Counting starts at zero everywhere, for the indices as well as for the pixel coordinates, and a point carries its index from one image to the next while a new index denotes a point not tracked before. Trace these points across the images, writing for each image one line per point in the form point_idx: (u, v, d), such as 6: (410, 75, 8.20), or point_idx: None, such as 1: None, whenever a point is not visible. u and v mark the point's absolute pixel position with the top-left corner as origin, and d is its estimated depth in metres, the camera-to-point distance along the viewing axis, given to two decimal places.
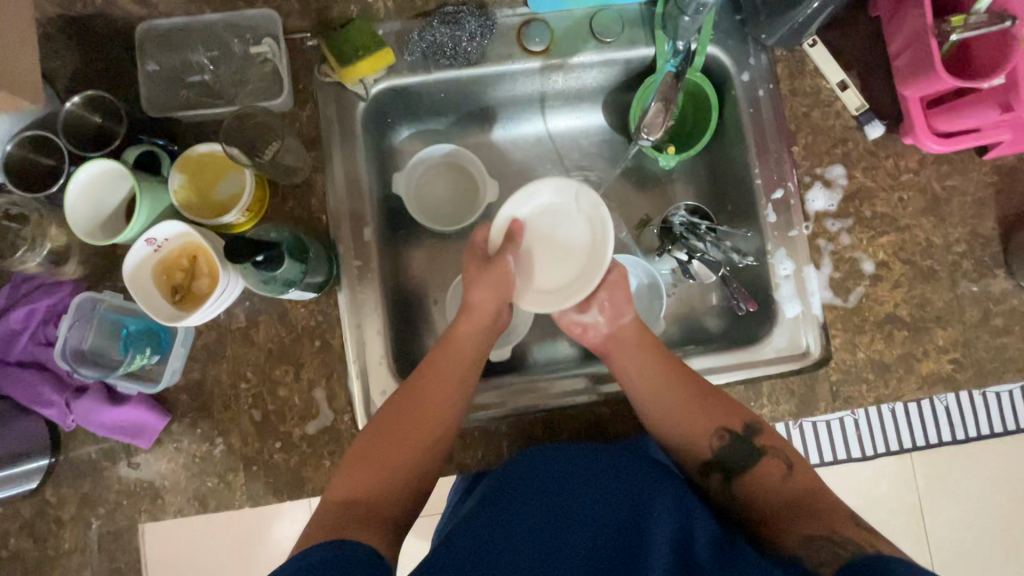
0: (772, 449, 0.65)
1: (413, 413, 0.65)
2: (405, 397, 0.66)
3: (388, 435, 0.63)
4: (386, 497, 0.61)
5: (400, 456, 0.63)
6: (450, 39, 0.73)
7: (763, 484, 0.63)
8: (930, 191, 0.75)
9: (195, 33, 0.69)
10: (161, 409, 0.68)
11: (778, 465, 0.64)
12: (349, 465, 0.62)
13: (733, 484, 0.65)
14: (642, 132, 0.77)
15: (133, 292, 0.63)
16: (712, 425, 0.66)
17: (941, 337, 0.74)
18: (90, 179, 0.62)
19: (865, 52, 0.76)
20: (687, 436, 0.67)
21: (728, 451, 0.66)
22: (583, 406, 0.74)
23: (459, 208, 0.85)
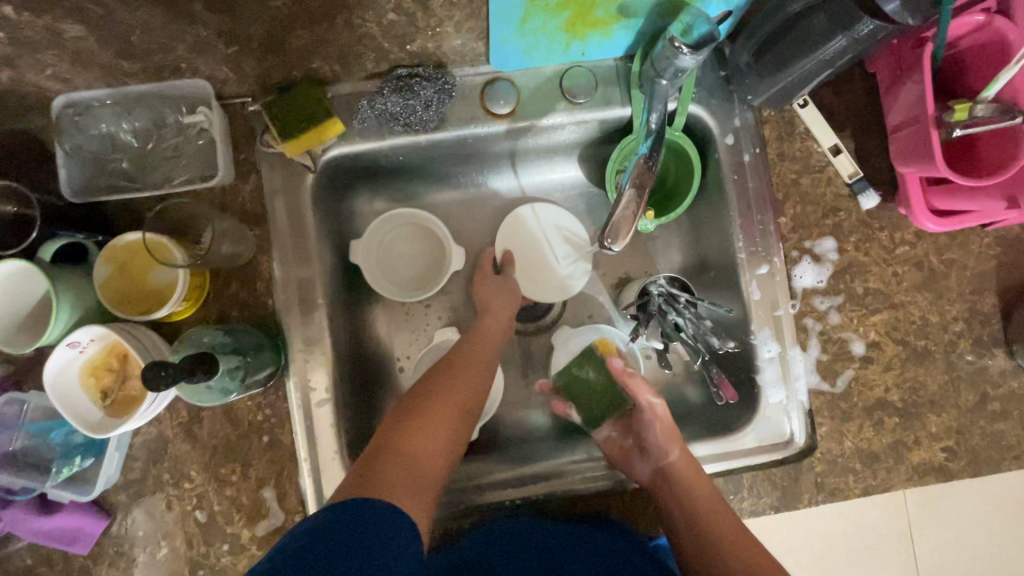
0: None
1: (454, 392, 0.63)
2: (456, 372, 0.65)
3: (441, 403, 0.62)
4: (431, 459, 0.57)
5: (443, 425, 0.60)
6: (404, 109, 0.66)
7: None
8: (926, 265, 0.70)
9: (120, 104, 0.62)
10: (98, 514, 0.64)
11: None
12: (405, 422, 0.59)
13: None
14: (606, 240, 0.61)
15: (58, 401, 0.58)
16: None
17: (935, 424, 0.69)
18: (1, 281, 0.57)
19: (860, 111, 0.70)
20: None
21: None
22: (559, 495, 0.70)
23: (426, 273, 0.79)
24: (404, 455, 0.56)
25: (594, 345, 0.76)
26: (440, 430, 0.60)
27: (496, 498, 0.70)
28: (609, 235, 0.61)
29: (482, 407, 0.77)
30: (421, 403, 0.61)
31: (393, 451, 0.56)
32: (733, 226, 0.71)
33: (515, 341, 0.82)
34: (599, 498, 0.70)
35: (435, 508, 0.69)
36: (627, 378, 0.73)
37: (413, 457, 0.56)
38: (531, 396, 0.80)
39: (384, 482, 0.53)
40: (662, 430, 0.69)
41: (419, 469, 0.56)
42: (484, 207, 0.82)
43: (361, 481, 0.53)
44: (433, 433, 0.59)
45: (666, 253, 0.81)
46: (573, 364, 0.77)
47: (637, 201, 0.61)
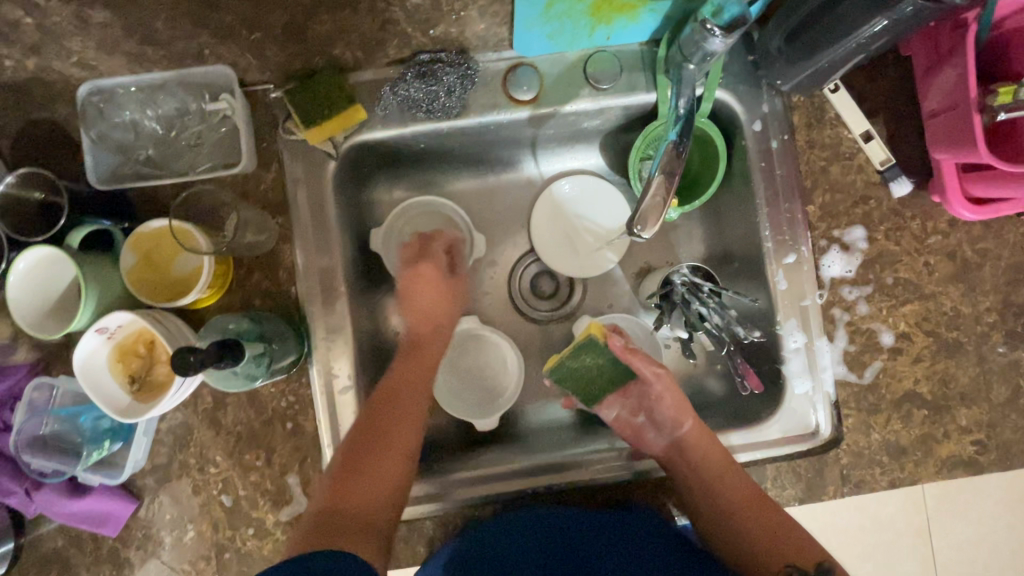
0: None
1: (393, 427, 0.63)
2: (392, 389, 0.65)
3: (378, 427, 0.62)
4: (371, 504, 0.59)
5: (388, 462, 0.61)
6: (426, 95, 0.66)
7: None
8: (960, 255, 0.68)
9: (144, 91, 0.62)
10: (127, 497, 0.65)
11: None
12: (355, 460, 0.60)
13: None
14: (635, 229, 0.60)
15: (87, 386, 0.58)
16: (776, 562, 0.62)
17: (965, 417, 0.68)
18: (31, 267, 0.57)
19: (895, 96, 0.68)
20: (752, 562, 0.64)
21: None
22: (582, 482, 0.69)
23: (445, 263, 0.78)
24: (350, 496, 0.58)
25: (591, 336, 0.66)
26: (385, 460, 0.61)
27: (509, 491, 0.69)
28: (638, 223, 0.60)
29: (502, 398, 0.77)
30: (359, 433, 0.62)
31: (342, 490, 0.59)
32: (759, 215, 0.70)
33: (535, 331, 0.82)
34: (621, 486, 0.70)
35: (446, 498, 0.69)
36: (631, 357, 0.69)
37: (357, 494, 0.58)
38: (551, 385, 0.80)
39: (335, 532, 0.56)
40: (672, 404, 0.70)
41: (363, 507, 0.58)
42: (504, 196, 0.82)
43: (317, 536, 0.56)
44: (374, 462, 0.60)
45: (688, 243, 0.80)
46: (568, 356, 0.67)
47: (667, 186, 0.59)
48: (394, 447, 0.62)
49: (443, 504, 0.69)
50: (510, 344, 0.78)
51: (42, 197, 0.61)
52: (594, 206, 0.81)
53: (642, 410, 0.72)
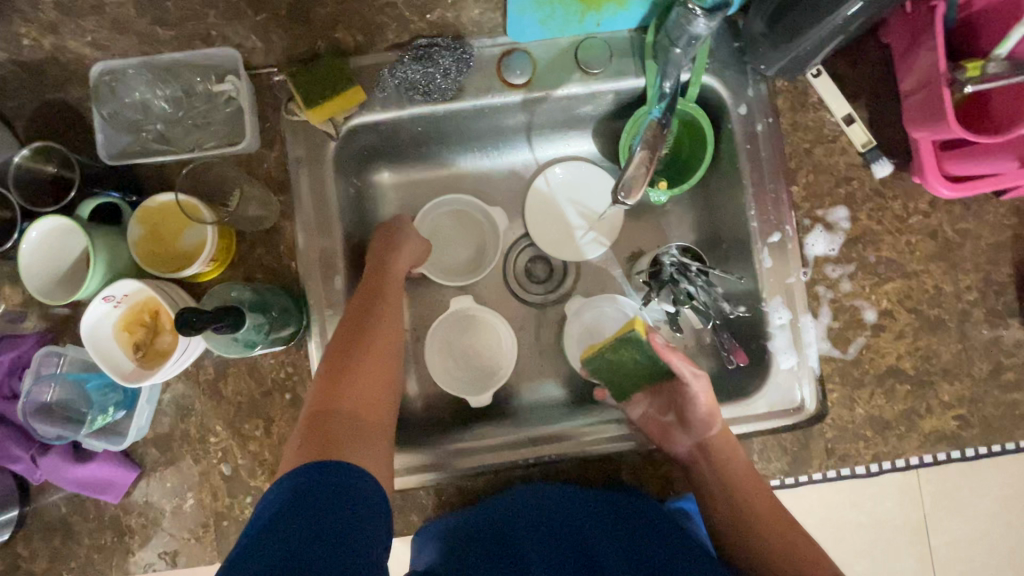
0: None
1: (379, 335, 0.64)
2: (360, 322, 0.65)
3: (358, 362, 0.61)
4: (369, 406, 0.59)
5: (378, 363, 0.62)
6: (423, 77, 0.68)
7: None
8: (941, 235, 0.70)
9: (153, 72, 0.65)
10: (129, 464, 0.67)
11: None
12: (346, 371, 0.60)
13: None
14: (619, 196, 0.66)
15: (93, 352, 0.61)
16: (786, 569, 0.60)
17: (947, 393, 0.69)
18: (43, 237, 0.60)
19: (875, 81, 0.70)
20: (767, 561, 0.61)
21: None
22: (580, 454, 0.71)
23: (461, 271, 0.83)
24: (343, 413, 0.57)
25: (635, 332, 0.62)
26: (375, 363, 0.62)
27: (506, 462, 0.71)
28: (622, 190, 0.66)
29: (496, 376, 0.79)
30: (340, 369, 0.60)
31: (333, 411, 0.57)
32: (746, 195, 0.72)
33: (529, 312, 0.83)
34: (616, 458, 0.71)
35: (442, 470, 0.71)
36: (671, 355, 0.66)
37: (350, 415, 0.57)
38: (544, 365, 0.82)
39: (334, 440, 0.54)
40: (707, 405, 0.67)
41: (361, 424, 0.57)
42: (499, 182, 0.84)
43: (313, 430, 0.55)
44: (358, 388, 0.59)
45: (678, 227, 0.83)
46: (608, 349, 0.66)
47: (648, 161, 0.65)
48: (381, 350, 0.63)
49: (439, 475, 0.71)
50: (504, 324, 0.80)
51: (55, 171, 0.64)
52: (582, 189, 0.83)
53: (671, 408, 0.70)
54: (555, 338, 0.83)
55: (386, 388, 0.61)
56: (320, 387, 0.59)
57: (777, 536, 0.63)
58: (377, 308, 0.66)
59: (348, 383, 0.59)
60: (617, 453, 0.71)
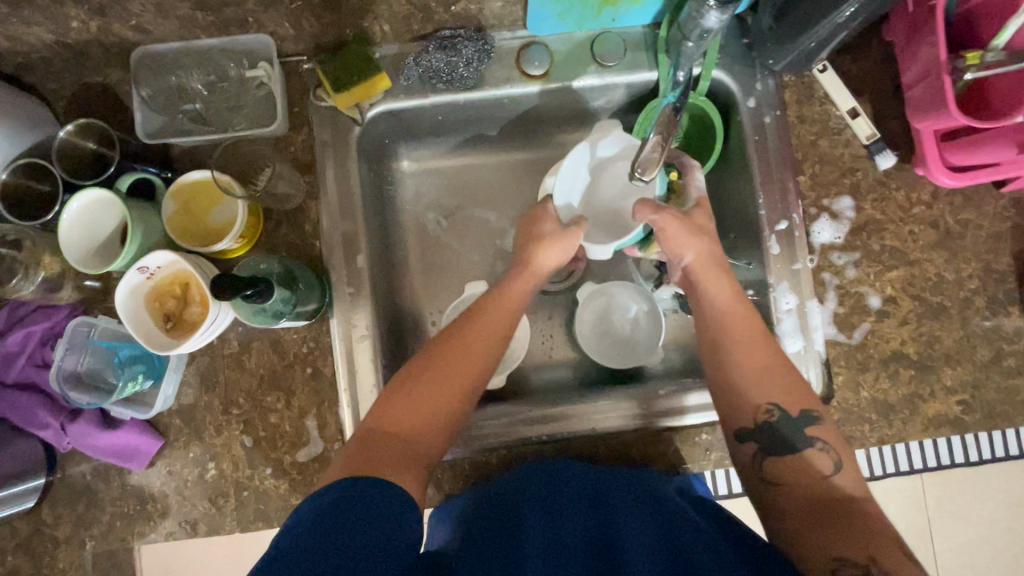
0: (820, 440, 0.60)
1: (469, 350, 0.65)
2: (457, 338, 0.65)
3: (433, 382, 0.62)
4: (431, 430, 0.60)
5: (464, 378, 0.63)
6: (446, 65, 0.71)
7: (801, 476, 0.59)
8: (943, 225, 0.73)
9: (190, 58, 0.68)
10: (154, 433, 0.69)
11: (825, 462, 0.59)
12: (424, 381, 0.62)
13: (764, 460, 0.61)
14: (637, 170, 0.69)
15: (126, 321, 0.63)
16: (760, 397, 0.63)
17: (950, 377, 0.71)
18: (82, 209, 0.63)
19: (878, 78, 0.73)
20: (735, 396, 0.64)
21: (769, 429, 0.62)
22: (595, 432, 0.73)
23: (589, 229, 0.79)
24: (396, 432, 0.58)
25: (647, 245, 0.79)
26: (455, 382, 0.63)
27: (520, 441, 0.73)
28: (639, 167, 0.69)
29: (508, 359, 0.81)
30: (404, 390, 0.61)
31: (377, 432, 0.58)
32: (754, 185, 0.74)
33: (539, 297, 0.86)
34: (625, 437, 0.72)
35: (461, 445, 0.73)
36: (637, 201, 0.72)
37: (396, 442, 0.58)
38: (555, 349, 0.85)
39: (377, 461, 0.55)
40: (678, 231, 0.70)
41: (412, 445, 0.58)
42: (515, 172, 0.87)
43: (362, 448, 0.56)
44: (432, 401, 0.61)
45: None
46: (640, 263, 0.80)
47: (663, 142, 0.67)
48: (469, 368, 0.64)
49: (458, 449, 0.73)
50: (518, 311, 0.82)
51: (95, 147, 0.67)
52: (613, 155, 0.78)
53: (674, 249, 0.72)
54: (565, 323, 0.86)
55: (452, 412, 0.62)
56: (397, 394, 0.61)
57: (761, 383, 0.63)
58: (453, 344, 0.65)
59: (405, 412, 0.60)
60: (621, 432, 0.73)
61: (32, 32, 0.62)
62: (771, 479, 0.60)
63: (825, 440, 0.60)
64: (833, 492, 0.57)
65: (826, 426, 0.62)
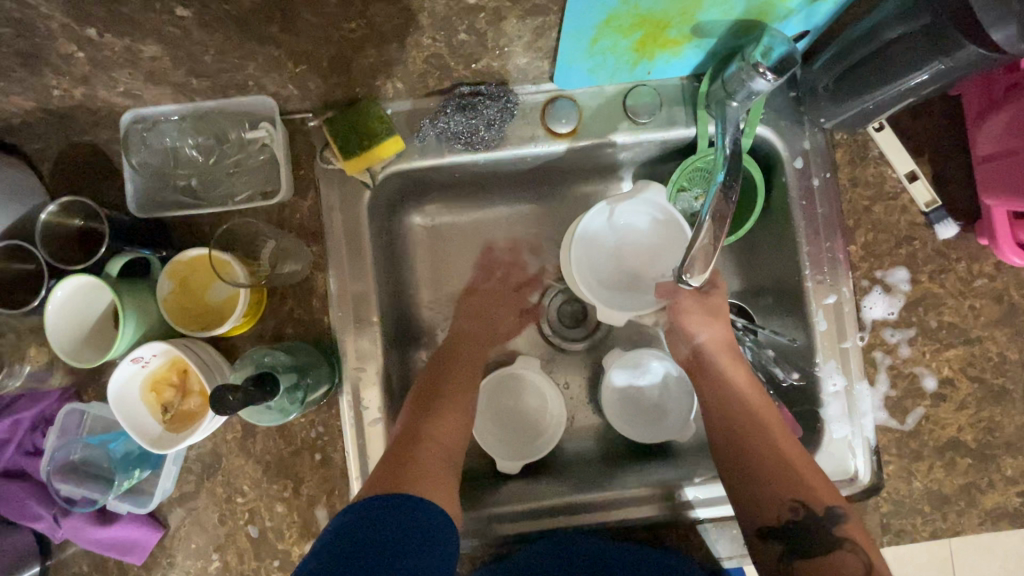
0: (849, 541, 0.56)
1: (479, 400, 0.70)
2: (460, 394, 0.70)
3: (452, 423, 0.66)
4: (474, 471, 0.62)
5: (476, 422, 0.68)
6: (467, 128, 0.65)
7: (829, 575, 0.55)
8: (1007, 299, 0.66)
9: (185, 121, 0.62)
10: (152, 524, 0.64)
11: (855, 562, 0.55)
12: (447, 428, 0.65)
13: (791, 562, 0.57)
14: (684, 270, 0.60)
15: (121, 416, 0.58)
16: (785, 495, 0.58)
17: (1010, 467, 0.66)
18: (67, 296, 0.57)
19: (940, 137, 0.66)
20: (762, 484, 0.59)
21: (788, 526, 0.57)
22: (618, 521, 0.68)
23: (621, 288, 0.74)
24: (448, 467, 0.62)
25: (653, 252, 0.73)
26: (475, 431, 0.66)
27: (541, 526, 0.68)
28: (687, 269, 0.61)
29: (540, 440, 0.76)
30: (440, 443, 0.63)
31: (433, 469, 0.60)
32: (800, 253, 0.68)
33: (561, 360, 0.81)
34: (653, 529, 0.68)
35: (475, 535, 0.68)
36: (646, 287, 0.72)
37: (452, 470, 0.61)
38: (579, 418, 0.80)
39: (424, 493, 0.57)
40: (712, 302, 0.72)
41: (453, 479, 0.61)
42: (535, 227, 0.81)
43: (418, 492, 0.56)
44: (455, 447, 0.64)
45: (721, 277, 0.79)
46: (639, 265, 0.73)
47: (716, 233, 0.57)
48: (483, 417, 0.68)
49: (473, 537, 0.68)
50: (554, 390, 0.77)
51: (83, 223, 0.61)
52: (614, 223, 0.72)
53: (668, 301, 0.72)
54: (589, 388, 0.80)
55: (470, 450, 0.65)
56: (433, 444, 0.63)
57: (788, 465, 0.60)
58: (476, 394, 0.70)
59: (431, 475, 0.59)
60: (650, 521, 0.68)
61: (10, 100, 0.56)
62: None
63: (853, 541, 0.56)
64: None
65: (854, 522, 0.58)
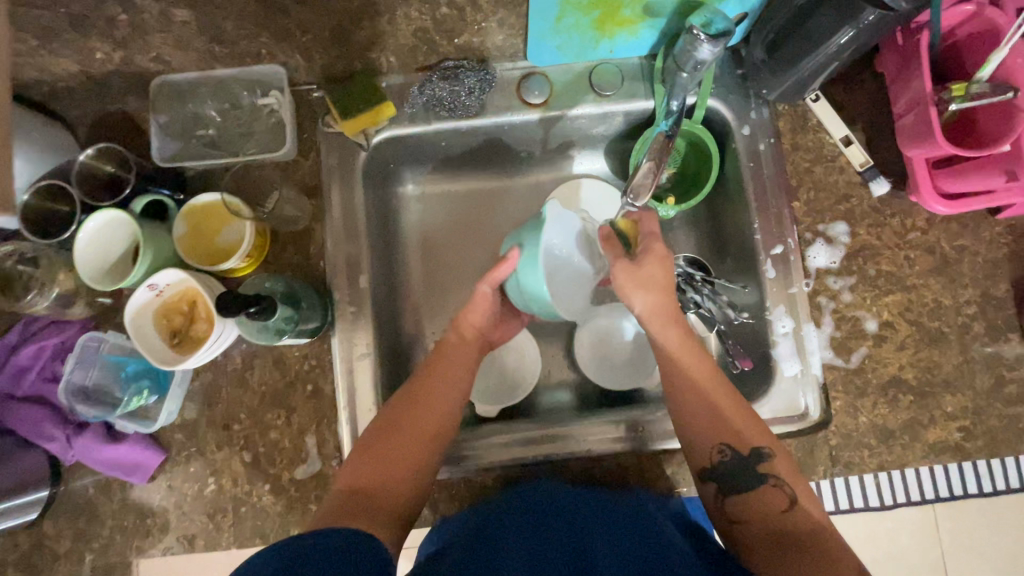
0: (772, 477, 0.62)
1: (454, 367, 0.69)
2: (439, 358, 0.70)
3: (435, 387, 0.67)
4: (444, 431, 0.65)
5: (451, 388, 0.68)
6: (449, 94, 0.74)
7: (760, 510, 0.61)
8: (939, 251, 0.73)
9: (206, 87, 0.72)
10: (155, 447, 0.70)
11: (780, 498, 0.61)
12: (420, 389, 0.67)
13: (724, 500, 0.63)
14: (628, 195, 0.73)
15: (133, 337, 0.65)
16: (714, 441, 0.63)
17: (950, 404, 0.71)
18: (97, 228, 0.65)
19: (871, 108, 0.75)
20: (706, 428, 0.63)
21: (721, 470, 0.63)
22: (570, 456, 0.73)
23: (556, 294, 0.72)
24: (420, 428, 0.64)
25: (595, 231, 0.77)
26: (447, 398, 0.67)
27: (514, 462, 0.73)
28: (631, 194, 0.73)
29: (518, 391, 0.82)
30: (409, 409, 0.65)
31: (401, 429, 0.64)
32: (750, 210, 0.76)
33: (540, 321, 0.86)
34: (607, 459, 0.73)
35: (453, 465, 0.73)
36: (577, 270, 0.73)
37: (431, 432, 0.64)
38: (554, 371, 0.85)
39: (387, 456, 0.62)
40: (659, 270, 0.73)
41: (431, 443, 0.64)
42: (513, 197, 0.89)
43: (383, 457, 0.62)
44: (434, 407, 0.66)
45: (685, 242, 0.86)
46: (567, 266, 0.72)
47: (653, 172, 0.72)
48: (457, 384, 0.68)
49: (448, 471, 0.73)
50: (532, 344, 0.84)
51: (113, 170, 0.70)
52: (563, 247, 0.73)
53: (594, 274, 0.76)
54: (564, 344, 0.87)
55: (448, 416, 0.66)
56: (401, 411, 0.65)
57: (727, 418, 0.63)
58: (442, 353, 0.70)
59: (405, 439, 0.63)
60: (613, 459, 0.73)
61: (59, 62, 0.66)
62: (734, 517, 0.62)
63: (777, 478, 0.62)
64: (787, 525, 0.59)
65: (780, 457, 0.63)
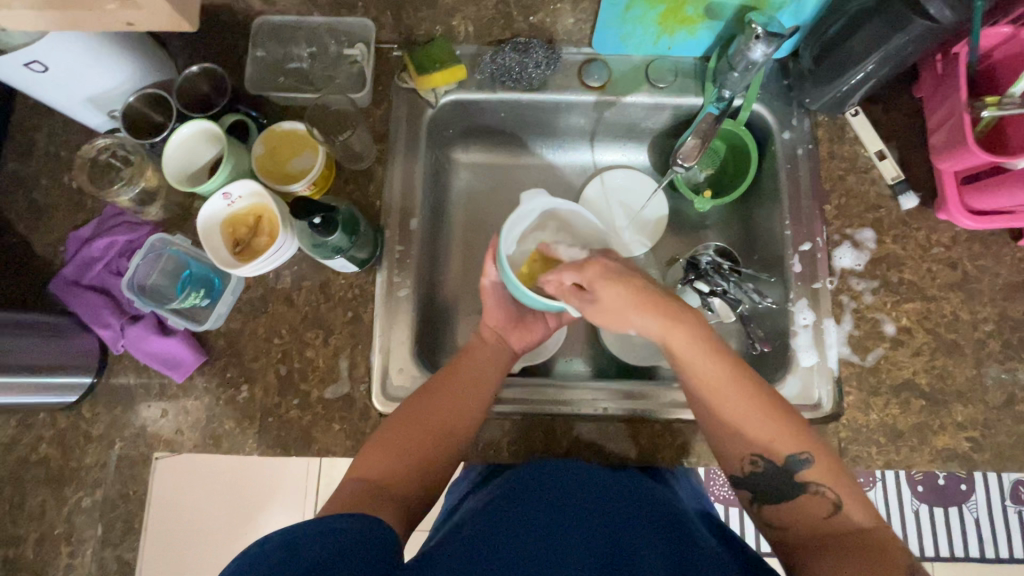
0: (812, 483, 0.57)
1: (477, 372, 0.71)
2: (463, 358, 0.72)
3: (455, 384, 0.69)
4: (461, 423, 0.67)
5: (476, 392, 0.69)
6: (518, 64, 0.81)
7: (799, 515, 0.57)
8: (961, 268, 0.76)
9: (301, 31, 0.80)
10: (198, 348, 0.74)
11: (821, 503, 0.57)
12: (442, 388, 0.68)
13: (758, 506, 0.60)
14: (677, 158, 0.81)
15: (203, 240, 0.71)
16: (743, 451, 0.59)
17: (961, 414, 0.72)
18: (189, 135, 0.72)
19: (906, 127, 0.80)
20: (741, 436, 0.59)
21: (756, 475, 0.59)
22: (573, 420, 0.75)
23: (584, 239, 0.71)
24: (436, 420, 0.66)
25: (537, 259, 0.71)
26: (465, 395, 0.68)
27: (529, 428, 0.75)
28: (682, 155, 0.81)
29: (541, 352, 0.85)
30: (427, 396, 0.67)
31: (419, 418, 0.65)
32: (783, 208, 0.80)
33: None
34: (611, 429, 0.75)
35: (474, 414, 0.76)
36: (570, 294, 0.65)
37: (448, 430, 0.66)
38: (574, 343, 0.88)
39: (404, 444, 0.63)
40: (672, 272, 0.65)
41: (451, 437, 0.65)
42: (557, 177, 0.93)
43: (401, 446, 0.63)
44: (450, 404, 0.67)
45: (716, 238, 0.91)
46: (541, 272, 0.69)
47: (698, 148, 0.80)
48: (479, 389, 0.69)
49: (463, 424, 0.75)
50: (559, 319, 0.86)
51: (208, 90, 0.78)
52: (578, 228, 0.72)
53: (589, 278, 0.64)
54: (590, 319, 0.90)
55: (469, 412, 0.68)
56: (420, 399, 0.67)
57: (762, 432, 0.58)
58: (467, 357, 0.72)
59: (421, 428, 0.65)
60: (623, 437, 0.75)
61: None
62: (774, 523, 0.59)
63: (819, 483, 0.57)
64: (835, 529, 0.55)
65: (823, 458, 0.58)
